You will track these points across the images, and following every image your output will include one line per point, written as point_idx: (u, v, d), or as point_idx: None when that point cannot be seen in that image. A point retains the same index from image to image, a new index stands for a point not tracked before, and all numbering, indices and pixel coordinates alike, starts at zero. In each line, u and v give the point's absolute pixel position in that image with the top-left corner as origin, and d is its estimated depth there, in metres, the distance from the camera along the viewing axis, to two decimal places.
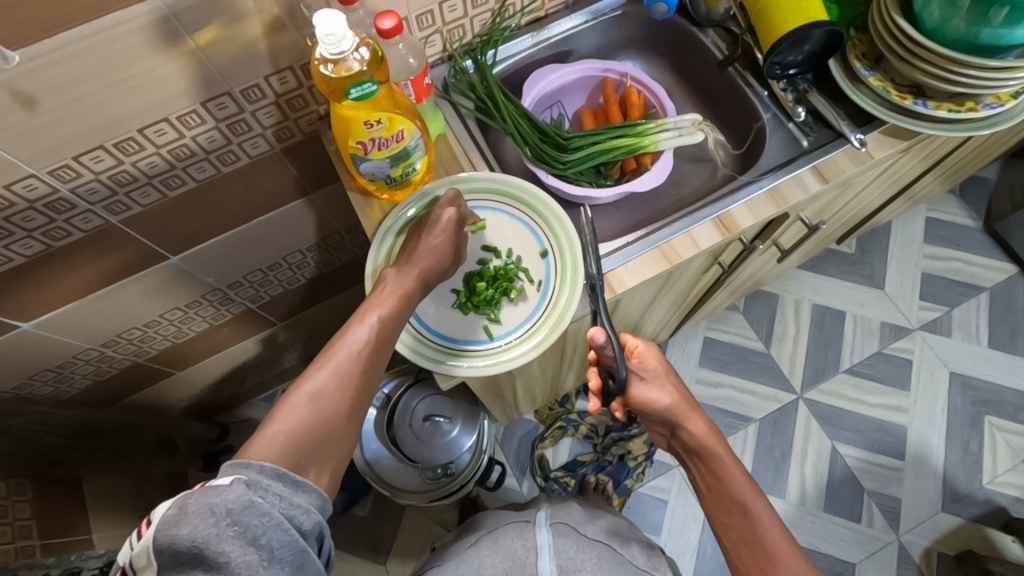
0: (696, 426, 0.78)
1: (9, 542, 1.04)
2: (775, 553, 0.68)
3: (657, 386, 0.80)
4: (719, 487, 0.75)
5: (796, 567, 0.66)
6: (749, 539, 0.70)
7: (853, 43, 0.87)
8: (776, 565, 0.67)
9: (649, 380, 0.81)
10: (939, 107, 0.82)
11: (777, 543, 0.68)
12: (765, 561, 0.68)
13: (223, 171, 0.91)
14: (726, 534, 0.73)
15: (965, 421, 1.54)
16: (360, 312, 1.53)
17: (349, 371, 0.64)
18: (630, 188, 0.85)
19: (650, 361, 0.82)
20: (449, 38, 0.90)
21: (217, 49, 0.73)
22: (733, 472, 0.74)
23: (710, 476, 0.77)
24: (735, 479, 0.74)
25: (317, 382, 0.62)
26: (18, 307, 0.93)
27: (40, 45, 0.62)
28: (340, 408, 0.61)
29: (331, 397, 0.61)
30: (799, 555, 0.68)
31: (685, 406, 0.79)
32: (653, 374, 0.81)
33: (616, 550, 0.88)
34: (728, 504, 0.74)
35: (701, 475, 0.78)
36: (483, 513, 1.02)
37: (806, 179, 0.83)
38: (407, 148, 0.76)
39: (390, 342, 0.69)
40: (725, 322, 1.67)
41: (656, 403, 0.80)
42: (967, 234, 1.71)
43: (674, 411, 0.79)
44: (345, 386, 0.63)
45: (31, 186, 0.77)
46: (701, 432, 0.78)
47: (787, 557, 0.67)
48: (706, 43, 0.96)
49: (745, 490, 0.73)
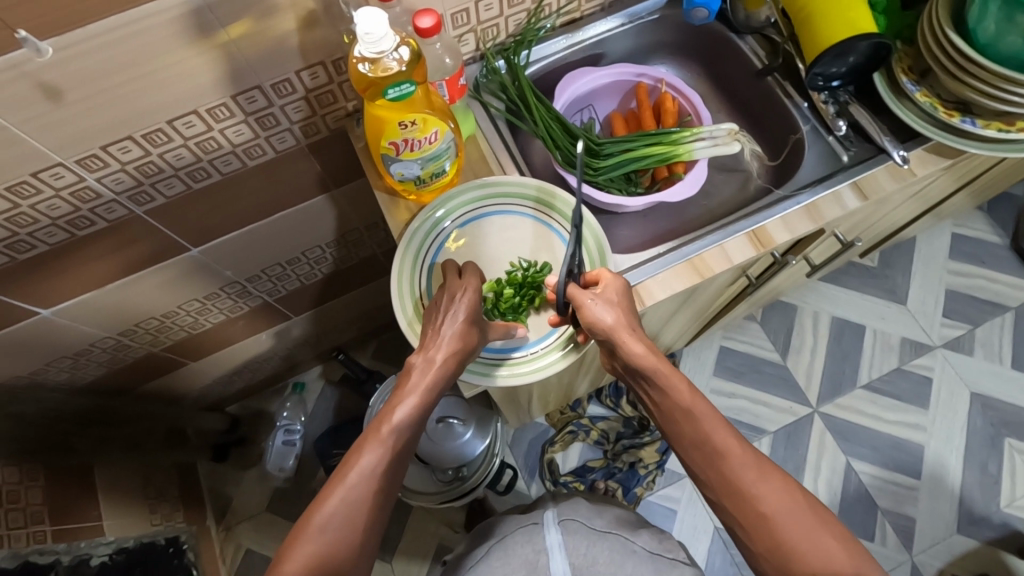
0: (637, 345, 0.67)
1: (21, 528, 1.04)
2: (728, 456, 0.62)
3: (598, 308, 0.69)
4: (665, 401, 0.66)
5: (750, 463, 0.61)
6: (702, 445, 0.63)
7: (899, 56, 0.85)
8: (731, 467, 0.61)
9: (591, 307, 0.70)
10: (987, 126, 0.80)
11: (726, 444, 0.62)
12: (719, 466, 0.62)
13: (248, 164, 0.90)
14: (678, 444, 0.66)
15: (984, 442, 1.51)
16: (374, 309, 1.52)
17: (383, 490, 0.61)
18: (661, 197, 0.84)
19: (605, 289, 0.71)
20: (483, 38, 0.88)
21: (250, 44, 0.72)
22: (675, 384, 0.66)
23: (654, 391, 0.68)
24: (679, 390, 0.65)
25: (346, 507, 0.58)
26: (39, 295, 0.93)
27: (74, 33, 0.61)
28: (369, 528, 0.60)
29: (363, 523, 0.59)
30: (750, 451, 0.62)
31: (624, 324, 0.68)
32: (596, 301, 0.70)
33: (625, 537, 0.86)
34: (676, 415, 0.66)
35: (646, 393, 0.69)
36: (492, 519, 0.98)
37: (844, 196, 0.81)
38: (438, 150, 0.74)
39: (415, 441, 0.66)
40: (742, 332, 1.64)
41: (597, 326, 0.69)
42: (993, 251, 1.67)
43: (616, 333, 0.68)
44: (379, 508, 0.61)
45: (57, 174, 0.76)
46: (642, 353, 0.67)
47: (741, 458, 0.61)
48: (745, 50, 0.94)
49: (689, 398, 0.65)
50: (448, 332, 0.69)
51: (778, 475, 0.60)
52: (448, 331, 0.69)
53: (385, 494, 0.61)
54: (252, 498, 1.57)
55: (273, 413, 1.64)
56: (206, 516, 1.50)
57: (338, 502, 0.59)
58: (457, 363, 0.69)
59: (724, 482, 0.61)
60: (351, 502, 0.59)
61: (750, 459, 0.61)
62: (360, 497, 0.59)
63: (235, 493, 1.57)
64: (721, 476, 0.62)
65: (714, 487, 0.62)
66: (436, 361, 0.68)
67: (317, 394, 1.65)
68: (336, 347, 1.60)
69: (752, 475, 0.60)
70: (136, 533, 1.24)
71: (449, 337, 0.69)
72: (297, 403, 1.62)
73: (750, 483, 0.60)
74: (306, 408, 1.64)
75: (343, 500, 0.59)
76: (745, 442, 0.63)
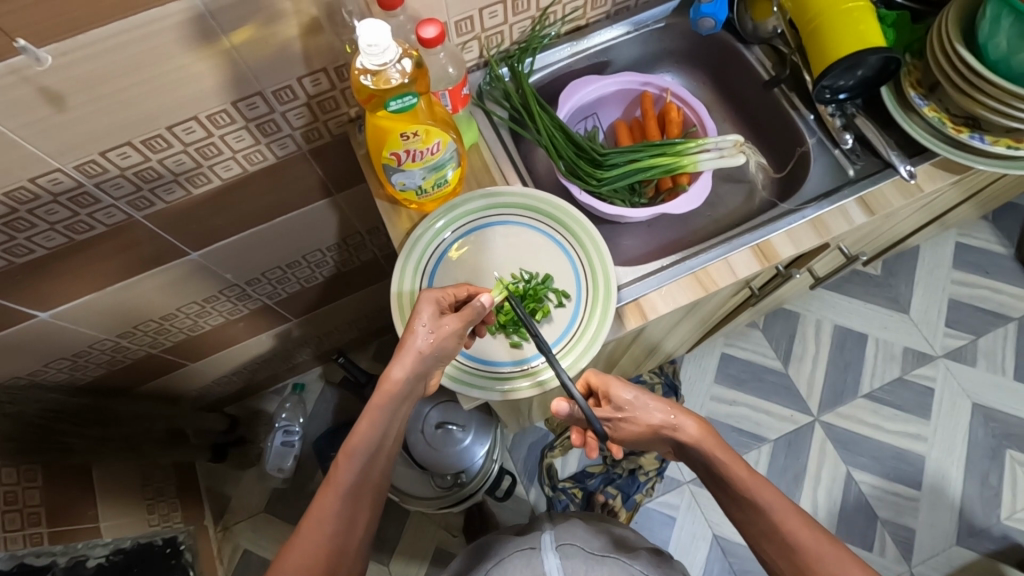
0: (691, 431, 0.69)
1: (18, 529, 1.03)
2: (800, 545, 0.63)
3: (641, 409, 0.71)
4: (731, 492, 0.68)
5: (824, 551, 0.62)
6: (774, 535, 0.65)
7: (908, 69, 0.84)
8: (803, 556, 0.63)
9: (632, 409, 0.72)
10: (996, 142, 0.79)
11: (795, 530, 0.63)
12: (792, 554, 0.63)
13: (249, 169, 0.89)
14: (747, 530, 0.68)
15: (985, 454, 1.50)
16: (374, 312, 1.52)
17: (341, 531, 0.64)
18: (665, 209, 0.83)
19: (613, 391, 0.72)
20: (487, 45, 0.87)
21: (251, 50, 0.71)
22: (737, 472, 0.67)
23: (716, 476, 0.69)
24: (742, 479, 0.67)
25: (304, 555, 0.61)
26: (36, 297, 0.92)
27: (72, 41, 0.61)
28: (345, 542, 0.64)
29: (323, 566, 0.62)
30: (822, 533, 0.63)
31: (675, 412, 0.70)
32: (633, 403, 0.72)
33: (624, 561, 0.85)
34: (742, 501, 0.67)
35: (707, 480, 0.71)
36: (489, 538, 0.95)
37: (850, 211, 0.80)
38: (440, 160, 0.74)
39: (382, 453, 0.68)
40: (744, 339, 1.63)
41: (646, 425, 0.71)
42: (997, 261, 1.66)
43: (664, 429, 0.70)
44: (339, 548, 0.64)
45: (55, 179, 0.75)
46: (697, 438, 0.69)
47: (813, 545, 0.63)
48: (752, 60, 0.94)
49: (756, 487, 0.66)
50: (397, 369, 0.67)
51: (856, 563, 0.61)
52: (399, 368, 0.67)
53: (343, 535, 0.64)
54: (251, 498, 1.57)
55: (271, 414, 1.63)
56: (205, 515, 1.50)
57: (298, 550, 0.62)
58: (405, 394, 0.69)
59: (798, 570, 0.63)
60: (310, 550, 0.62)
61: (824, 548, 0.62)
62: (316, 542, 0.62)
63: (234, 492, 1.57)
64: (795, 564, 0.63)
65: (787, 574, 0.64)
66: (393, 378, 0.67)
67: (317, 395, 1.65)
68: (336, 349, 1.60)
69: (830, 566, 0.61)
70: (134, 533, 1.23)
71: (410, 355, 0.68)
72: (297, 403, 1.60)
73: (827, 572, 0.61)
74: (306, 408, 1.63)
75: (302, 546, 0.62)
76: (818, 528, 0.64)
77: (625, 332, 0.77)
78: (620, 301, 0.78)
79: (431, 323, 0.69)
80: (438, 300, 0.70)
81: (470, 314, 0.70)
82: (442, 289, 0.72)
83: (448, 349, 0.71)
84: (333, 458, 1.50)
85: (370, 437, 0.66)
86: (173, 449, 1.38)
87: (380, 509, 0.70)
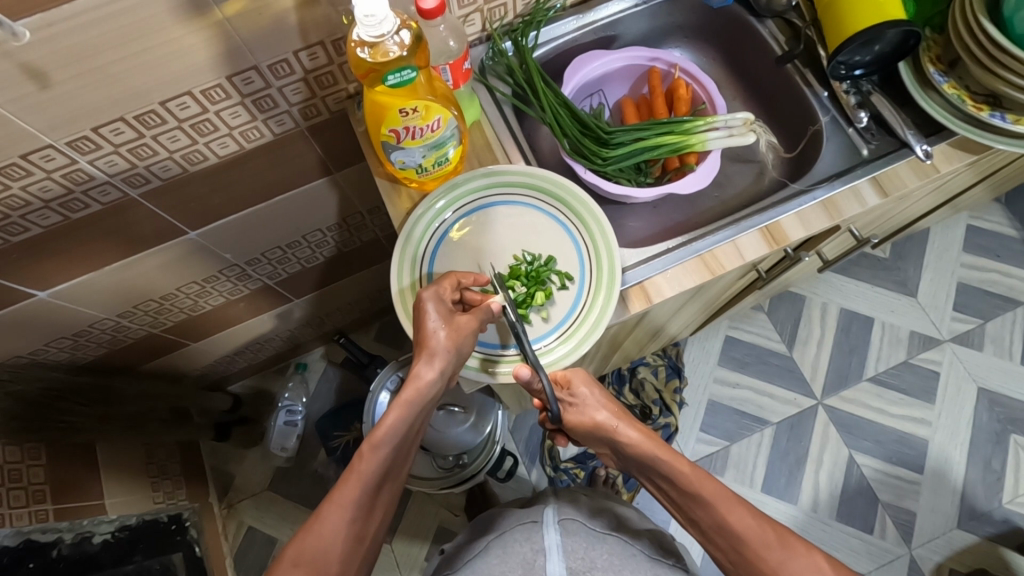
0: (631, 434, 0.70)
1: (23, 506, 1.02)
2: (745, 533, 0.61)
3: (592, 408, 0.73)
4: (673, 487, 0.67)
5: (770, 542, 0.60)
6: (719, 527, 0.63)
7: (927, 45, 0.82)
8: (749, 547, 0.61)
9: (581, 404, 0.73)
10: (1017, 121, 0.77)
11: (741, 523, 0.61)
12: (740, 547, 0.61)
13: (246, 146, 0.87)
14: (697, 527, 0.66)
15: (988, 438, 1.49)
16: (378, 291, 1.50)
17: (359, 519, 0.62)
18: (671, 189, 0.80)
19: (573, 382, 0.73)
20: (489, 17, 0.84)
21: (245, 22, 0.69)
22: (677, 467, 0.66)
23: (659, 474, 0.68)
24: (682, 473, 0.65)
25: (321, 539, 0.60)
26: (34, 277, 0.91)
27: (56, 11, 0.58)
28: (358, 535, 0.62)
29: (337, 554, 0.60)
30: (765, 520, 0.62)
31: (617, 418, 0.71)
32: (586, 397, 0.73)
33: (625, 540, 0.84)
34: (687, 497, 0.66)
35: (650, 478, 0.70)
36: (492, 512, 0.97)
37: (863, 192, 0.78)
38: (441, 137, 0.72)
39: (405, 445, 0.67)
40: (748, 321, 1.62)
41: (590, 420, 0.72)
42: (1008, 244, 1.63)
43: (607, 428, 0.71)
44: (356, 538, 0.62)
45: (48, 156, 0.73)
46: (637, 438, 0.69)
47: (758, 535, 0.61)
48: (765, 35, 0.91)
49: (694, 479, 0.65)
50: (427, 368, 0.67)
51: (806, 548, 0.59)
52: (429, 367, 0.67)
53: (360, 523, 0.62)
54: (255, 477, 1.58)
55: (274, 394, 1.63)
56: (209, 493, 1.51)
57: (315, 535, 0.60)
58: (432, 393, 0.68)
59: (749, 562, 0.61)
60: (327, 536, 0.60)
61: (771, 537, 0.60)
62: (336, 528, 0.60)
63: (237, 470, 1.58)
64: (743, 555, 0.61)
65: (738, 568, 0.62)
66: (421, 379, 0.67)
67: (319, 375, 1.65)
68: (337, 330, 1.59)
69: (777, 552, 0.60)
70: (139, 510, 1.24)
71: (437, 356, 0.68)
72: (298, 383, 1.62)
73: (774, 560, 0.59)
74: (308, 388, 1.63)
75: (320, 533, 0.60)
76: (762, 516, 0.62)
77: (630, 315, 0.76)
78: (624, 284, 0.77)
79: (445, 319, 0.69)
80: (438, 295, 0.70)
81: (482, 313, 0.71)
82: (438, 282, 0.71)
83: (465, 349, 0.71)
84: (336, 438, 1.51)
85: (398, 430, 0.65)
86: (175, 428, 1.38)
87: (394, 505, 0.69)
